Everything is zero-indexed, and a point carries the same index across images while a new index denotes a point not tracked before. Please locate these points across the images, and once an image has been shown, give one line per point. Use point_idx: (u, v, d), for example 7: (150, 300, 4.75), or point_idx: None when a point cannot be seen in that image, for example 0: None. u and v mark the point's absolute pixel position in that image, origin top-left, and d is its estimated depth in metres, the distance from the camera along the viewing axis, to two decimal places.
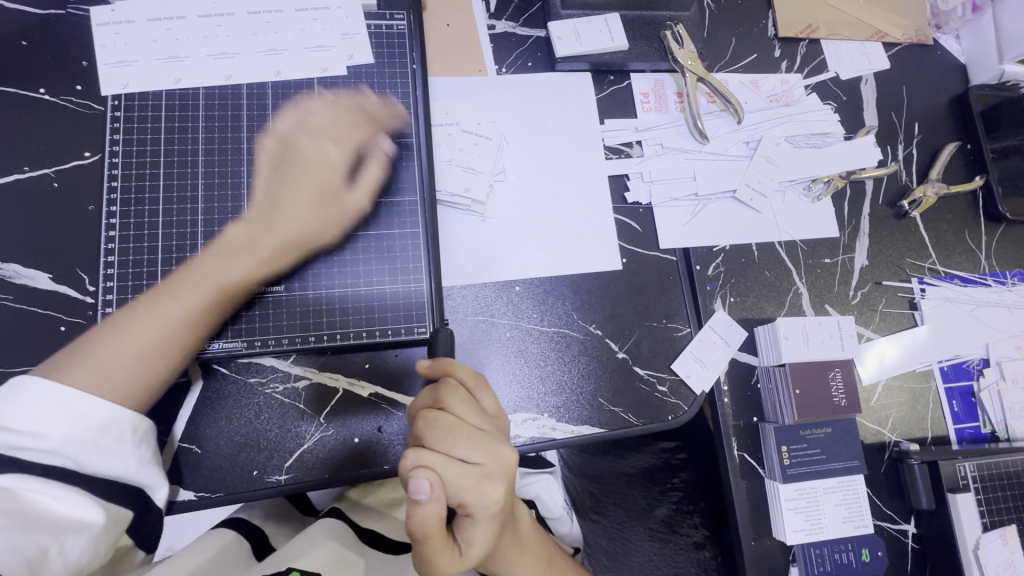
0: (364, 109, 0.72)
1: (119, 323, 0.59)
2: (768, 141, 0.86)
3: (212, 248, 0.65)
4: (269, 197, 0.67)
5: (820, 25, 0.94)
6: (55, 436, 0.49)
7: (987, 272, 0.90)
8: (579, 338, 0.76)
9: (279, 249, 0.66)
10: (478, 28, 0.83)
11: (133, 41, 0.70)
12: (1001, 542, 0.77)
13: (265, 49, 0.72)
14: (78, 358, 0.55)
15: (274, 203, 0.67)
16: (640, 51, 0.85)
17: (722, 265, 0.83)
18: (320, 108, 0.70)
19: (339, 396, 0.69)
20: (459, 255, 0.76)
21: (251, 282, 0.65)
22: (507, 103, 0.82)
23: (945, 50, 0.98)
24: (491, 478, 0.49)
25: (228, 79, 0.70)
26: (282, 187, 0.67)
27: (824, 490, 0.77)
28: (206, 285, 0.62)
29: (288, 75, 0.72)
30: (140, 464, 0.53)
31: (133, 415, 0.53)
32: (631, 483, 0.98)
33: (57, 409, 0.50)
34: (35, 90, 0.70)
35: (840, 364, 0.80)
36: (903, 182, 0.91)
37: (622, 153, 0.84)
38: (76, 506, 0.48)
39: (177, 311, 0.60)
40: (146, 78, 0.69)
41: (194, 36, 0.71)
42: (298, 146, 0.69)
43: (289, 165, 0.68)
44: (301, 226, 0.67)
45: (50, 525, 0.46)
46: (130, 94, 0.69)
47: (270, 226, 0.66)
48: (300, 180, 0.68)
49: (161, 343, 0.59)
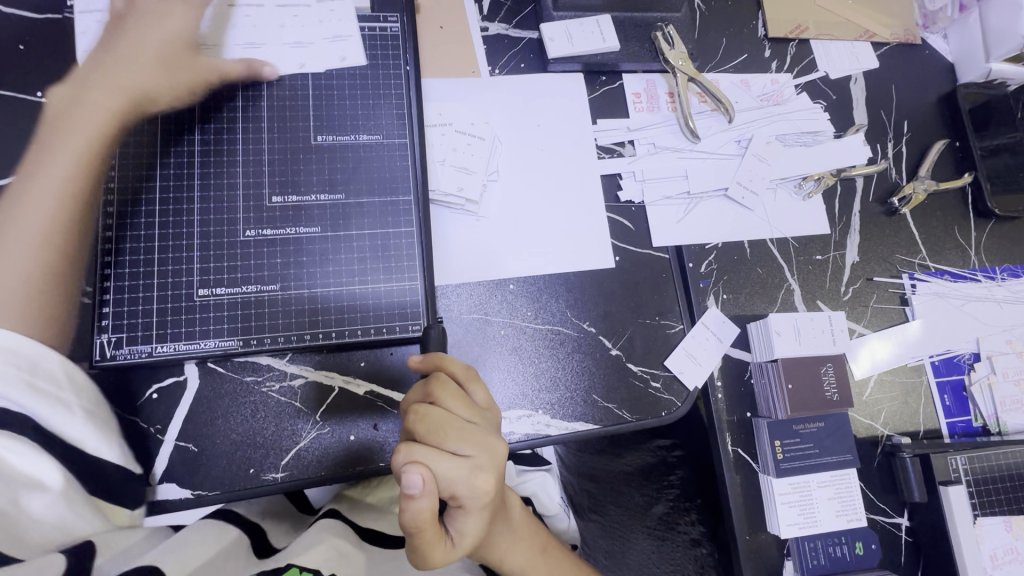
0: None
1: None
2: (759, 140, 0.87)
3: (57, 127, 0.68)
4: (104, 67, 0.70)
5: (810, 26, 0.95)
6: None
7: (977, 268, 0.91)
8: (572, 335, 0.76)
9: (117, 108, 0.68)
10: (471, 30, 0.84)
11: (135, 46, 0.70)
12: (1005, 528, 0.79)
13: (292, 42, 0.74)
14: None
15: (110, 68, 0.70)
16: (631, 52, 0.86)
17: (714, 262, 0.83)
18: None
19: (336, 394, 0.69)
20: (453, 254, 0.76)
21: (102, 155, 0.67)
22: (500, 104, 0.83)
23: (933, 49, 0.99)
24: (482, 470, 0.50)
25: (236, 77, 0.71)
26: (117, 55, 0.70)
27: (817, 484, 0.78)
28: (61, 165, 0.66)
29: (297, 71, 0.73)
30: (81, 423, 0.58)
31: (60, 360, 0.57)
32: (628, 481, 0.98)
33: None
34: (31, 92, 0.69)
35: (831, 359, 0.80)
36: (893, 180, 0.92)
37: (615, 152, 0.85)
38: (35, 461, 0.50)
39: (42, 211, 0.64)
40: (153, 79, 0.70)
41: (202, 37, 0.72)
42: (133, 20, 0.71)
43: (127, 38, 0.71)
44: (140, 83, 0.69)
45: (13, 480, 0.48)
46: (131, 97, 0.69)
47: (101, 91, 0.69)
48: (135, 45, 0.70)
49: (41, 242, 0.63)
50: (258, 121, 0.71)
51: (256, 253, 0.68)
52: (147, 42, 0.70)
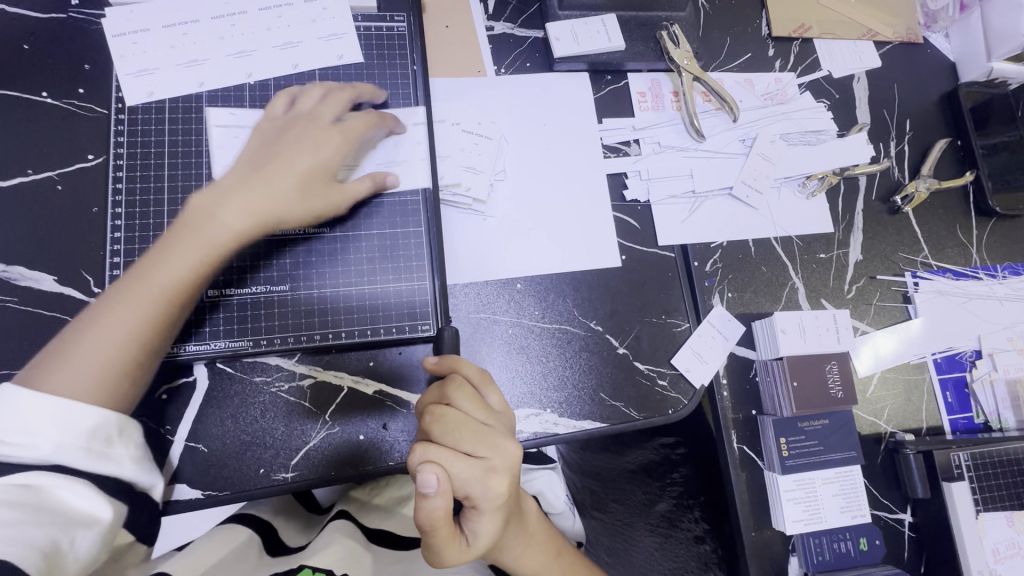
0: (321, 85, 0.71)
1: (96, 315, 0.57)
2: (764, 139, 0.88)
3: (182, 225, 0.62)
4: (247, 175, 0.64)
5: (813, 25, 0.95)
6: (45, 445, 0.50)
7: (978, 265, 0.92)
8: (580, 334, 0.77)
9: (255, 226, 0.63)
10: (477, 29, 0.84)
11: (150, 49, 0.70)
12: (1006, 523, 0.80)
13: (280, 43, 0.73)
14: (56, 358, 0.55)
15: (255, 177, 0.64)
16: (636, 51, 0.86)
17: (719, 260, 0.84)
18: (305, 98, 0.69)
19: (344, 394, 0.69)
20: (460, 254, 0.76)
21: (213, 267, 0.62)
22: (506, 103, 0.83)
23: (935, 48, 1.00)
24: (496, 472, 0.50)
25: (250, 77, 0.71)
26: (265, 167, 0.65)
27: (821, 481, 0.78)
28: (177, 265, 0.59)
29: (305, 66, 0.73)
30: (134, 462, 0.54)
31: (120, 416, 0.54)
32: (633, 479, 0.98)
33: (49, 417, 0.51)
34: (38, 93, 0.70)
35: (836, 357, 0.81)
36: (896, 178, 0.92)
37: (620, 152, 0.85)
38: (89, 499, 0.50)
39: (147, 296, 0.58)
40: (169, 83, 0.70)
41: (211, 37, 0.72)
42: (288, 129, 0.67)
43: (272, 150, 0.66)
44: (276, 206, 0.64)
45: (66, 517, 0.48)
46: (154, 103, 0.69)
47: (236, 209, 0.62)
48: (284, 157, 0.65)
49: (144, 325, 0.58)
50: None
51: (265, 253, 0.68)
52: (302, 154, 0.66)
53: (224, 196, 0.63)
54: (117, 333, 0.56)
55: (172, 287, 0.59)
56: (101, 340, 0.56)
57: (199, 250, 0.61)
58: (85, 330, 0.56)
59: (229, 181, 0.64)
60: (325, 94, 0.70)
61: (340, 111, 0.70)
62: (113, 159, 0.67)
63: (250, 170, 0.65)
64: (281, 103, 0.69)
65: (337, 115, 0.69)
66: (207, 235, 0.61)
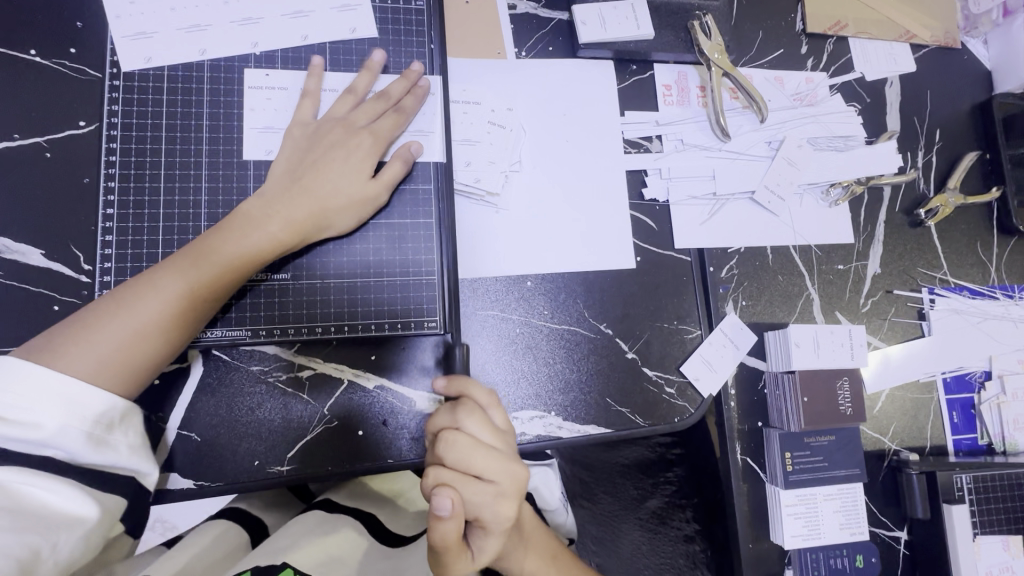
0: (353, 90, 0.66)
1: (120, 298, 0.55)
2: (790, 143, 0.84)
3: (221, 223, 0.60)
4: (285, 181, 0.62)
5: (849, 22, 0.91)
6: (49, 427, 0.47)
7: (996, 286, 0.90)
8: (588, 337, 0.74)
9: (295, 231, 0.60)
10: (499, 7, 0.79)
11: (149, 11, 0.65)
12: (1002, 547, 0.81)
13: (289, 12, 0.68)
14: (69, 336, 0.52)
15: (291, 185, 0.62)
16: (666, 41, 0.81)
17: (734, 267, 0.82)
18: (337, 104, 0.65)
19: (344, 387, 0.67)
20: (469, 247, 0.73)
21: (245, 272, 0.59)
22: (527, 88, 0.78)
23: (972, 54, 0.96)
24: (506, 495, 0.52)
25: (255, 46, 0.67)
26: (300, 175, 0.62)
27: (823, 497, 0.78)
28: (210, 261, 0.57)
29: (316, 39, 0.68)
30: (130, 451, 0.52)
31: (125, 404, 0.52)
32: (623, 474, 0.95)
33: (54, 397, 0.48)
34: (25, 50, 0.65)
35: (848, 373, 0.79)
36: (920, 191, 0.90)
37: (641, 147, 0.81)
38: (73, 499, 0.47)
39: (176, 287, 0.55)
40: (169, 50, 0.65)
41: (214, 1, 0.67)
42: (320, 134, 0.64)
43: (304, 160, 0.63)
44: (312, 214, 0.61)
45: (45, 523, 0.45)
46: (152, 70, 0.64)
47: (278, 218, 0.60)
48: (318, 164, 0.62)
49: (166, 318, 0.55)
50: (282, 84, 0.67)
51: None
52: (339, 163, 0.63)
53: (263, 199, 0.61)
54: (140, 321, 0.54)
55: (203, 283, 0.56)
56: (119, 324, 0.53)
57: (233, 248, 0.58)
58: (106, 310, 0.54)
59: (269, 189, 0.62)
60: (359, 96, 0.67)
61: (376, 117, 0.66)
62: (105, 127, 0.63)
63: (286, 179, 0.62)
64: (307, 107, 0.65)
65: (370, 123, 0.65)
66: (241, 237, 0.59)
